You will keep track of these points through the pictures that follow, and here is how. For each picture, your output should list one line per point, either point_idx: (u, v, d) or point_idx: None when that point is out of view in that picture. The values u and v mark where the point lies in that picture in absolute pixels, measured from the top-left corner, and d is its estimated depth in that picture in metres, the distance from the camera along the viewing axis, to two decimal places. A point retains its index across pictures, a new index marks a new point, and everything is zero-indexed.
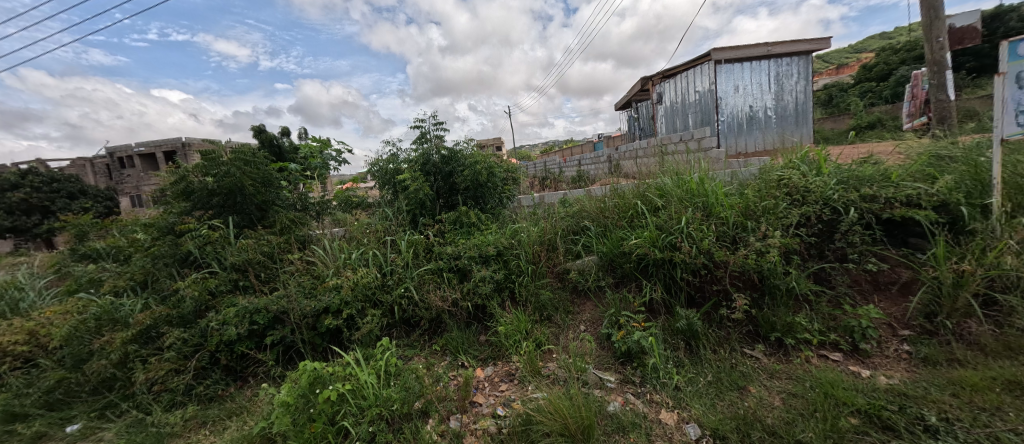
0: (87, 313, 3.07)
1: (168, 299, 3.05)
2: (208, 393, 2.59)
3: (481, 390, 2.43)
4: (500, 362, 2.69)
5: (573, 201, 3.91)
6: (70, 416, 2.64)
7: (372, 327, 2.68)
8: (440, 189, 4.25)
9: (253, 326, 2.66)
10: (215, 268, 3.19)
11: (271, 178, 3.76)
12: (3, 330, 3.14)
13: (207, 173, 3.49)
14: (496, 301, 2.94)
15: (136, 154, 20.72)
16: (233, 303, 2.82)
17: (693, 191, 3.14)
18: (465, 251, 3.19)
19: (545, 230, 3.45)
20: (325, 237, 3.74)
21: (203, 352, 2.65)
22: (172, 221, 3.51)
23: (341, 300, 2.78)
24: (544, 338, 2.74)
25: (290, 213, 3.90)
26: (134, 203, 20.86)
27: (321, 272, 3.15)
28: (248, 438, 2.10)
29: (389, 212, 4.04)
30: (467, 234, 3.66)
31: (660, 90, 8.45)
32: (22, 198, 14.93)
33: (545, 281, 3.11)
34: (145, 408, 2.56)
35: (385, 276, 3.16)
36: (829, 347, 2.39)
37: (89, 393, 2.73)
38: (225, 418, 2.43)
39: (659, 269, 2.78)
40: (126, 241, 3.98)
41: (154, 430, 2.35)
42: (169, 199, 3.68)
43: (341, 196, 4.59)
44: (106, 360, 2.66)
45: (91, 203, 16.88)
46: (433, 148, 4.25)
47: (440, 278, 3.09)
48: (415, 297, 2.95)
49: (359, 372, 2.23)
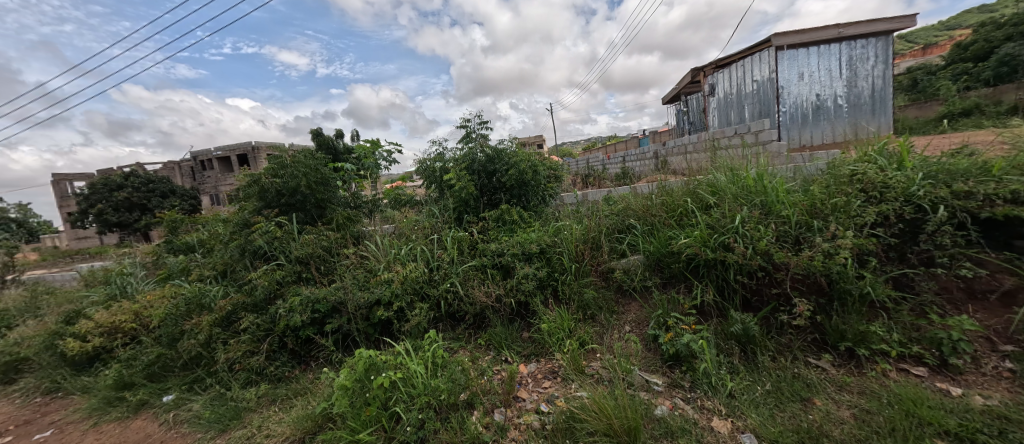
0: (179, 298, 3.50)
1: (243, 287, 3.39)
2: (277, 373, 2.84)
3: (524, 386, 2.46)
4: (543, 359, 2.71)
5: (618, 198, 3.83)
6: (167, 387, 3.02)
7: (420, 320, 2.80)
8: (484, 187, 4.33)
9: (315, 314, 2.89)
10: (282, 260, 3.48)
11: (328, 178, 4.05)
12: (115, 310, 3.66)
13: (274, 174, 3.82)
14: (539, 299, 2.95)
15: (215, 157, 23.12)
16: (298, 293, 3.07)
17: (750, 187, 2.95)
18: (508, 248, 3.23)
19: (588, 228, 3.40)
20: (377, 233, 3.96)
21: (272, 337, 2.91)
22: (246, 217, 3.87)
23: (392, 293, 2.93)
24: (588, 337, 2.71)
25: (346, 211, 4.18)
26: (213, 202, 23.25)
27: (374, 266, 3.34)
28: (312, 418, 2.29)
29: (436, 210, 4.19)
30: (510, 231, 3.71)
31: (712, 81, 7.98)
32: (126, 197, 17.26)
33: (589, 280, 3.07)
34: (226, 384, 2.87)
35: (432, 271, 3.29)
36: (910, 360, 2.15)
37: (180, 368, 3.11)
38: (292, 397, 2.66)
39: (711, 270, 2.65)
40: (209, 235, 4.47)
41: (234, 404, 2.64)
42: (242, 197, 4.07)
43: (392, 194, 4.83)
44: (194, 340, 3.01)
45: (180, 202, 19.11)
46: (477, 148, 4.35)
47: (485, 274, 3.15)
48: (460, 292, 3.04)
49: (409, 362, 2.34)
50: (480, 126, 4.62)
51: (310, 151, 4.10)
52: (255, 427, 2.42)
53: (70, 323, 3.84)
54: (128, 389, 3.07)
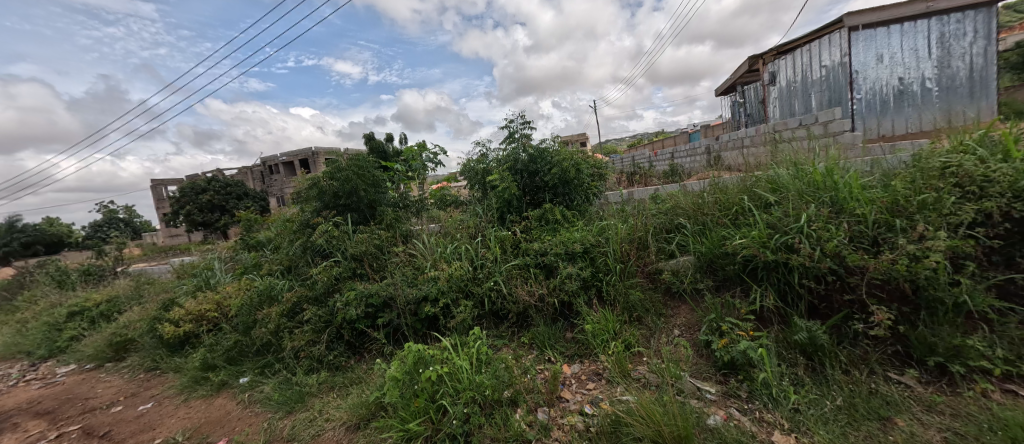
0: (252, 290, 3.86)
1: (305, 282, 3.67)
2: (335, 362, 3.05)
3: (568, 387, 2.44)
4: (587, 361, 2.67)
5: (666, 197, 3.67)
6: (242, 370, 3.35)
7: (465, 317, 2.87)
8: (527, 187, 4.34)
9: (368, 308, 3.05)
10: (339, 257, 3.72)
11: (378, 180, 4.27)
12: (200, 300, 4.12)
13: (331, 177, 4.09)
14: (582, 299, 2.91)
15: (281, 162, 25.23)
16: (353, 287, 3.27)
17: (817, 183, 2.69)
18: (552, 248, 3.22)
19: (634, 228, 3.30)
20: (424, 232, 4.11)
21: (331, 328, 3.13)
22: (308, 217, 4.18)
23: (438, 290, 3.04)
24: (633, 340, 2.63)
25: (396, 211, 4.38)
26: (279, 203, 25.36)
27: (421, 264, 3.47)
28: (366, 405, 2.42)
29: (480, 210, 4.27)
30: (553, 231, 3.68)
31: (773, 68, 7.40)
32: (208, 199, 19.38)
33: (636, 281, 2.97)
34: (291, 370, 3.13)
35: (476, 269, 3.36)
36: (1019, 381, 1.87)
37: (254, 354, 3.43)
38: (348, 385, 2.85)
39: (771, 272, 2.46)
40: (276, 233, 4.89)
41: (298, 389, 2.88)
42: (304, 198, 4.39)
43: (438, 195, 4.99)
44: (264, 329, 3.31)
45: (252, 203, 21.09)
46: (520, 147, 4.39)
47: (528, 273, 3.16)
48: (503, 290, 3.07)
49: (455, 357, 2.41)
50: (523, 126, 4.64)
51: (363, 155, 4.35)
52: (317, 411, 2.61)
53: (166, 310, 4.39)
54: (212, 370, 3.45)
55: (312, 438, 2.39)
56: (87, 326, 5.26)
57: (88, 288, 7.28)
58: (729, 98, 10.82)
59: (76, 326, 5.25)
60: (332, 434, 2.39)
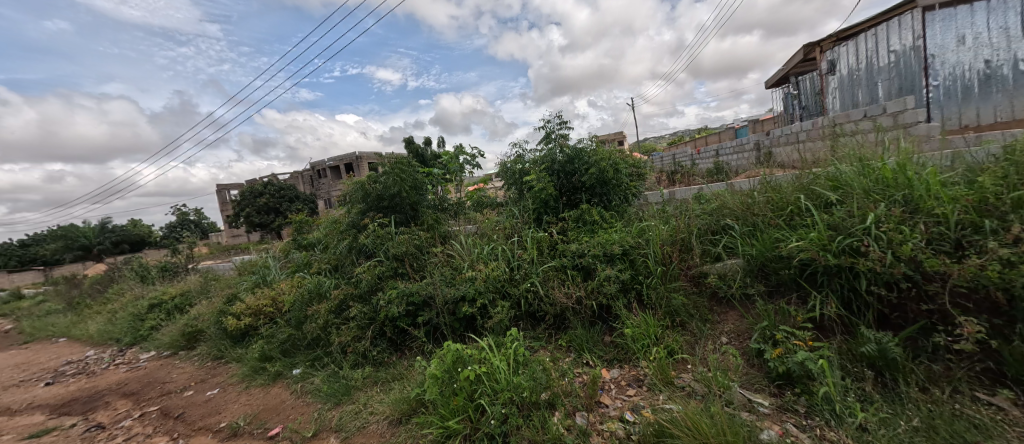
0: (304, 287, 4.11)
1: (351, 280, 3.85)
2: (378, 358, 3.17)
3: (607, 391, 2.38)
4: (627, 366, 2.60)
5: (712, 196, 3.50)
6: (295, 362, 3.57)
7: (502, 318, 2.88)
8: (564, 187, 4.31)
9: (409, 306, 3.15)
10: (381, 256, 3.87)
11: (419, 183, 4.40)
12: (258, 296, 4.44)
13: (375, 180, 4.28)
14: (621, 302, 2.82)
15: (328, 167, 26.72)
16: (395, 286, 3.39)
17: (887, 180, 2.45)
18: (590, 249, 3.16)
19: (677, 229, 3.17)
20: (462, 233, 4.19)
21: (374, 325, 3.25)
22: (353, 219, 4.39)
23: (475, 290, 3.08)
24: (677, 346, 2.52)
25: (434, 212, 4.50)
26: (327, 205, 26.87)
27: (459, 264, 3.53)
28: (407, 401, 2.50)
29: (516, 211, 4.27)
30: (591, 232, 3.62)
31: (832, 56, 6.85)
32: (265, 201, 20.94)
33: (679, 285, 2.85)
34: (338, 364, 3.30)
35: (513, 270, 3.37)
36: None
37: (305, 347, 3.65)
38: (390, 381, 2.95)
39: (833, 278, 2.27)
40: (323, 233, 5.17)
41: (345, 382, 3.02)
42: (350, 200, 4.61)
43: (475, 196, 5.08)
44: (315, 325, 3.52)
45: (303, 205, 22.50)
46: (557, 148, 4.36)
47: (565, 275, 3.13)
48: (540, 292, 3.06)
49: (492, 357, 2.43)
50: (559, 126, 4.62)
51: (404, 158, 4.51)
52: (362, 404, 2.73)
53: (229, 304, 4.77)
54: (269, 361, 3.70)
55: (357, 430, 2.50)
56: (164, 317, 5.84)
57: (165, 282, 8.09)
58: (781, 90, 10.14)
59: (155, 317, 5.85)
60: (375, 427, 2.48)
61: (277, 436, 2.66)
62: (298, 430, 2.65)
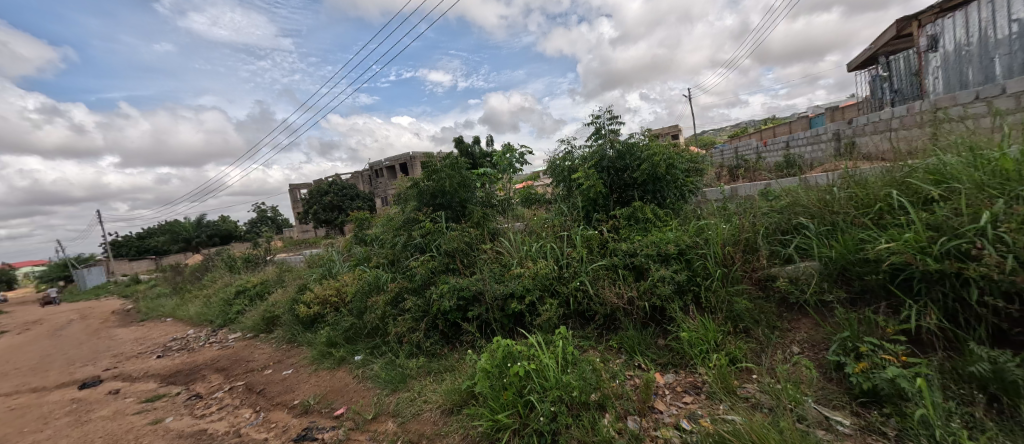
0: (364, 280, 4.40)
1: (406, 274, 4.04)
2: (431, 349, 3.30)
3: (661, 397, 2.28)
4: (683, 372, 2.47)
5: (781, 192, 3.22)
6: (357, 349, 3.83)
7: (551, 315, 2.87)
8: (615, 184, 4.19)
9: (460, 300, 3.24)
10: (433, 252, 4.02)
11: (467, 180, 4.51)
12: (325, 286, 4.82)
13: (428, 178, 4.45)
14: (677, 304, 2.67)
15: (385, 166, 28.23)
16: (446, 281, 3.50)
17: (1007, 172, 2.09)
18: (642, 248, 3.05)
19: (740, 228, 2.96)
20: (511, 230, 4.23)
21: (427, 318, 3.39)
22: (406, 216, 4.59)
23: (524, 287, 3.10)
24: (740, 354, 2.35)
25: (483, 209, 4.58)
26: (384, 203, 28.44)
27: (508, 261, 3.57)
28: (459, 392, 2.58)
29: (565, 208, 4.21)
30: (644, 231, 3.48)
31: (935, 31, 5.97)
32: (329, 199, 22.63)
33: (742, 288, 2.65)
34: (395, 353, 3.48)
35: (562, 268, 3.34)
36: None
37: (366, 335, 3.91)
38: (443, 371, 3.06)
39: (933, 286, 1.98)
40: (381, 230, 5.47)
41: (401, 371, 3.19)
42: (404, 198, 4.83)
43: (523, 193, 5.10)
44: (374, 315, 3.75)
45: (362, 203, 24.00)
46: (607, 144, 4.24)
47: (616, 275, 3.03)
48: (590, 291, 2.99)
49: (541, 354, 2.43)
50: (610, 122, 4.50)
51: (455, 157, 4.63)
52: (416, 392, 2.86)
53: (300, 294, 5.24)
54: (334, 346, 4.01)
55: (412, 416, 2.63)
56: (248, 302, 6.55)
57: (248, 272, 9.06)
58: (867, 73, 9.04)
59: (240, 302, 6.57)
60: (429, 415, 2.60)
61: (342, 416, 2.88)
62: (361, 412, 2.85)
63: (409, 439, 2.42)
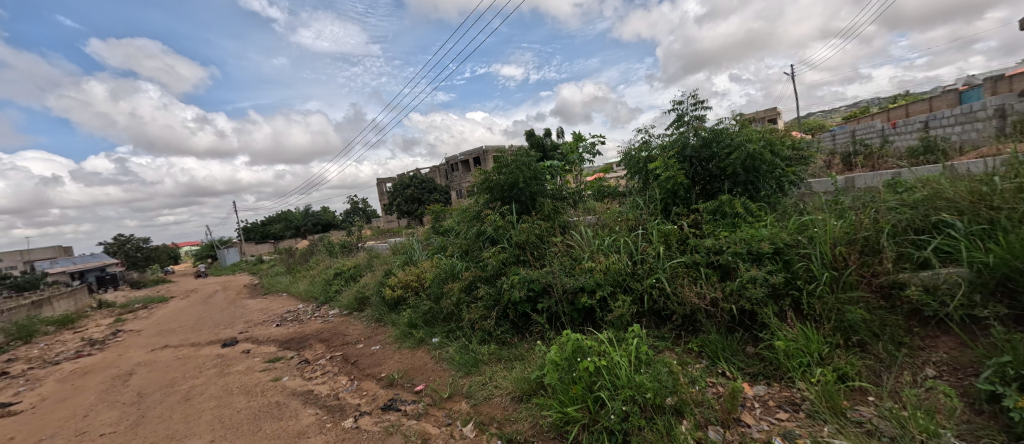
0: (440, 268, 4.67)
1: (478, 263, 4.20)
2: (502, 338, 3.38)
3: (749, 409, 2.07)
4: (776, 384, 2.21)
5: (917, 182, 2.68)
6: (434, 332, 4.09)
7: (623, 312, 2.75)
8: (698, 175, 3.86)
9: (530, 291, 3.27)
10: (504, 243, 4.10)
11: (539, 173, 4.52)
12: (406, 272, 5.21)
13: (499, 171, 4.54)
14: (771, 310, 2.37)
15: (461, 161, 29.49)
16: (517, 272, 3.55)
17: None
18: (730, 245, 2.77)
19: (856, 225, 2.53)
20: (582, 223, 4.13)
21: (498, 307, 3.48)
22: (479, 208, 4.75)
23: (595, 281, 3.02)
24: (851, 371, 2.03)
25: (554, 201, 4.55)
26: (459, 195, 29.79)
27: (578, 255, 3.50)
28: (528, 381, 2.62)
29: (640, 201, 3.98)
30: (732, 227, 3.15)
31: None
32: (411, 192, 24.39)
33: (858, 295, 2.26)
34: (468, 338, 3.64)
35: (636, 264, 3.18)
36: None
37: (442, 319, 4.15)
38: (513, 360, 3.12)
39: None
40: (456, 221, 5.74)
41: (473, 355, 3.33)
42: (477, 191, 5.00)
43: (596, 186, 4.95)
44: (450, 301, 3.97)
45: (440, 196, 25.43)
46: (690, 131, 3.91)
47: (697, 273, 2.80)
48: (667, 289, 2.81)
49: (612, 351, 2.34)
50: (694, 107, 4.15)
51: (526, 150, 4.66)
52: (488, 377, 2.97)
53: (386, 278, 5.75)
54: (414, 328, 4.34)
55: (484, 400, 2.74)
56: (343, 283, 7.37)
57: (344, 256, 10.18)
58: None
59: (338, 283, 7.42)
60: (500, 400, 2.67)
61: (421, 392, 3.11)
62: (437, 390, 3.05)
63: (481, 421, 2.52)
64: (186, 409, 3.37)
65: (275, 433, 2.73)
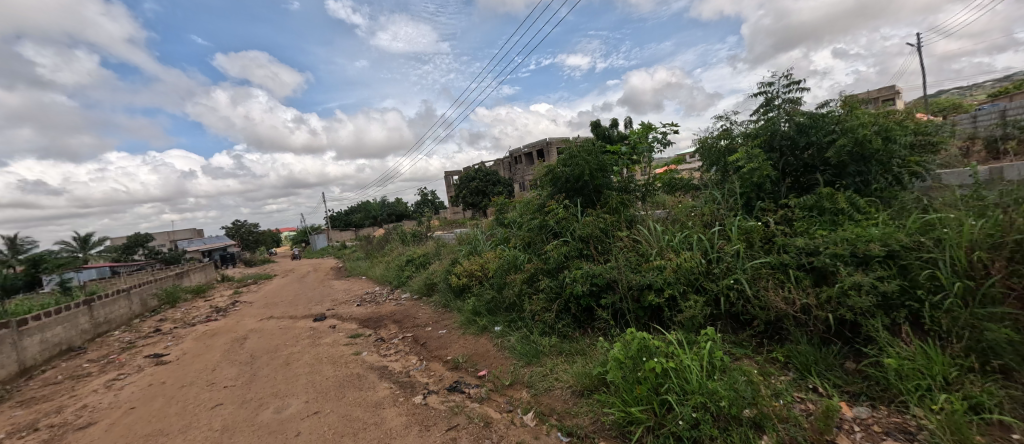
0: (504, 258, 4.76)
1: (540, 256, 4.20)
2: (563, 331, 3.36)
3: (846, 432, 1.82)
4: (883, 408, 1.92)
5: None
6: (496, 320, 4.20)
7: (695, 313, 2.58)
8: (789, 167, 3.45)
9: (593, 286, 3.20)
10: (567, 237, 4.05)
11: (605, 165, 4.37)
12: (471, 262, 5.41)
13: (564, 163, 4.47)
14: (880, 322, 2.05)
15: (524, 153, 29.64)
16: (579, 266, 3.49)
17: None
18: (827, 246, 2.44)
19: (1005, 225, 2.07)
20: (651, 218, 3.92)
21: (560, 300, 3.46)
22: (542, 201, 4.74)
23: (664, 279, 2.86)
24: (988, 401, 1.69)
25: (620, 194, 4.38)
26: (522, 187, 30.05)
27: (646, 251, 3.34)
28: (590, 377, 2.58)
29: (717, 194, 3.66)
30: (831, 226, 2.77)
31: None
32: (476, 185, 25.17)
33: (1002, 312, 1.86)
34: (529, 328, 3.69)
35: (711, 262, 2.95)
36: None
37: (505, 309, 4.25)
38: (574, 354, 3.09)
39: None
40: (519, 213, 5.79)
41: (534, 346, 3.36)
42: (540, 183, 4.99)
43: (667, 178, 4.66)
44: (512, 291, 4.05)
45: (503, 188, 25.87)
46: (781, 117, 3.49)
47: (785, 276, 2.51)
48: (747, 292, 2.57)
49: (681, 353, 2.21)
50: (787, 89, 3.69)
51: (591, 141, 4.53)
52: (549, 369, 2.97)
53: (452, 266, 6.02)
54: (478, 315, 4.49)
55: (544, 390, 2.76)
56: (414, 270, 7.87)
57: (415, 245, 10.86)
58: None
59: (409, 269, 7.95)
60: (560, 392, 2.67)
61: (484, 377, 3.22)
62: (499, 377, 3.14)
63: (541, 411, 2.55)
64: (286, 372, 3.88)
65: (356, 401, 3.03)
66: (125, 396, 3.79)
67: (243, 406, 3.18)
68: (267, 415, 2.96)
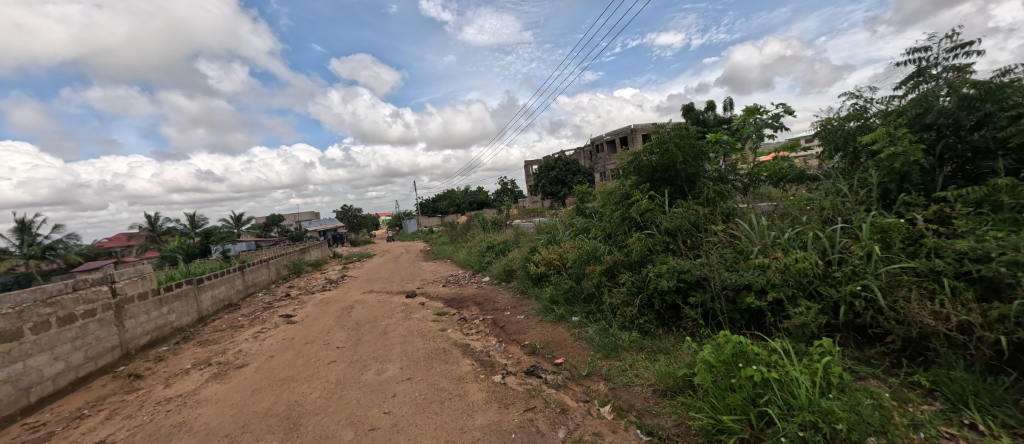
0: (583, 249, 4.68)
1: (622, 248, 4.05)
2: (645, 327, 3.21)
3: None
4: None
5: None
6: (574, 310, 4.17)
7: (807, 321, 2.27)
8: (949, 152, 2.79)
9: (681, 283, 3.00)
10: (652, 229, 3.83)
11: (699, 152, 4.01)
12: (550, 251, 5.43)
13: (651, 151, 4.20)
14: None
15: (607, 141, 28.56)
16: (665, 261, 3.29)
17: None
18: (1003, 252, 1.94)
19: None
20: (753, 211, 3.51)
21: (643, 295, 3.32)
22: (626, 191, 4.52)
23: (767, 280, 2.56)
24: None
25: (715, 185, 3.99)
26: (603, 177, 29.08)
27: (745, 248, 3.01)
28: (674, 377, 2.44)
29: (842, 186, 3.13)
30: (1010, 226, 2.19)
31: None
32: (556, 174, 25.04)
33: None
34: (608, 321, 3.60)
35: (830, 265, 2.55)
36: None
37: (584, 300, 4.20)
38: (656, 351, 2.94)
39: None
40: (600, 203, 5.63)
41: (613, 339, 3.28)
42: (624, 173, 4.77)
43: (776, 167, 4.10)
44: (592, 282, 3.98)
45: (584, 177, 25.32)
46: (940, 89, 2.83)
47: (935, 287, 2.06)
48: (878, 301, 2.17)
49: (787, 363, 1.97)
50: (950, 56, 2.96)
51: (684, 126, 4.17)
52: (628, 364, 2.89)
53: (531, 255, 6.12)
54: (555, 304, 4.52)
55: (623, 385, 2.69)
56: (494, 256, 8.18)
57: (495, 232, 11.26)
58: None
59: (490, 255, 8.28)
60: (640, 389, 2.58)
61: (561, 365, 3.25)
62: (576, 366, 3.14)
63: (619, 406, 2.49)
64: (385, 340, 4.37)
65: (442, 372, 3.30)
66: (266, 346, 4.65)
67: (351, 365, 3.67)
68: (370, 375, 3.38)
